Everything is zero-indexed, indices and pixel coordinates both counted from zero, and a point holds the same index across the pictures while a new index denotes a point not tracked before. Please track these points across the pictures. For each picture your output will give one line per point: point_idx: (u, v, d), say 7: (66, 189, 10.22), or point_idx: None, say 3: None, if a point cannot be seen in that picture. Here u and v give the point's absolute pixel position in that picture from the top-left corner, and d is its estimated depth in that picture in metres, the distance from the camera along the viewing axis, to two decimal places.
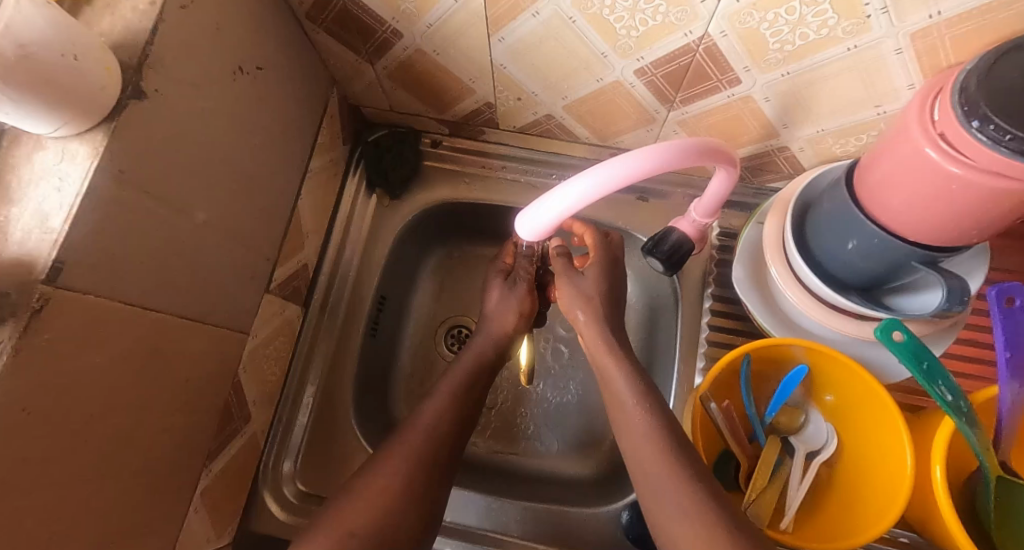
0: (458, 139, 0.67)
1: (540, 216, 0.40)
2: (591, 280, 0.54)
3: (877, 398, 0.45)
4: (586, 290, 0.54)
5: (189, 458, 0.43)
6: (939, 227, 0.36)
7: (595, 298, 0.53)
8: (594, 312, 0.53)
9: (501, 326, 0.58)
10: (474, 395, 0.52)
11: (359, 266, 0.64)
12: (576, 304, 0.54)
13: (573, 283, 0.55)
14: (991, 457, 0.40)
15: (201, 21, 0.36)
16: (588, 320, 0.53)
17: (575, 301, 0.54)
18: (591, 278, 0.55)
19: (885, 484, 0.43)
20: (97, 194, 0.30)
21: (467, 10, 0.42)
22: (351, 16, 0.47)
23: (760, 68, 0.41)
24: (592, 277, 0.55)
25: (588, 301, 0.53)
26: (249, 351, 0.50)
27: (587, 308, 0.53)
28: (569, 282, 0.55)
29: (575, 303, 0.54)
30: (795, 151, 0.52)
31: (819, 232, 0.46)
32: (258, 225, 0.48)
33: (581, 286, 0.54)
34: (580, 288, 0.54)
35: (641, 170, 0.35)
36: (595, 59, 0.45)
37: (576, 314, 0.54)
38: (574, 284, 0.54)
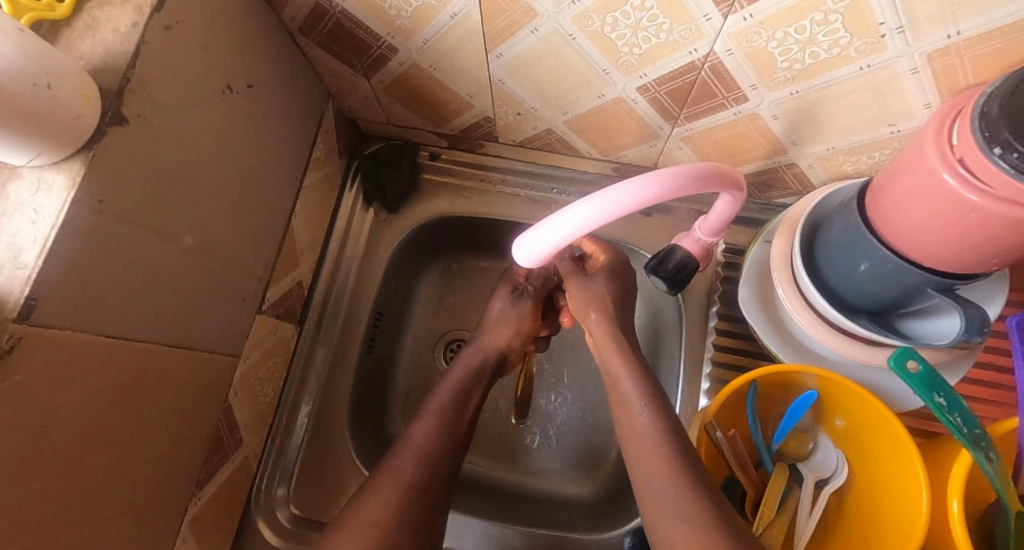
0: (457, 151, 0.66)
1: (539, 242, 0.38)
2: (602, 279, 0.52)
3: (890, 427, 0.43)
4: (596, 290, 0.52)
5: (177, 488, 0.42)
6: (956, 255, 0.35)
7: (606, 296, 0.51)
8: (605, 310, 0.50)
9: (495, 341, 0.56)
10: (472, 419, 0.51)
11: (356, 283, 0.63)
12: (588, 303, 0.51)
13: (582, 285, 0.53)
14: (1011, 492, 0.38)
15: (186, 41, 0.34)
16: (600, 319, 0.50)
17: (586, 300, 0.52)
18: (602, 276, 0.53)
19: (899, 518, 0.41)
20: (75, 226, 0.28)
21: (464, 26, 0.41)
22: (345, 30, 0.45)
23: (768, 86, 0.39)
24: (602, 277, 0.52)
25: (599, 299, 0.51)
26: (241, 375, 0.49)
27: (600, 307, 0.51)
28: (580, 284, 0.53)
29: (588, 303, 0.52)
30: (803, 168, 0.50)
31: (829, 255, 0.45)
32: (250, 245, 0.46)
33: (591, 285, 0.52)
34: (589, 286, 0.52)
35: (650, 193, 0.34)
36: (596, 76, 0.44)
37: (589, 314, 0.51)
38: (584, 284, 0.53)
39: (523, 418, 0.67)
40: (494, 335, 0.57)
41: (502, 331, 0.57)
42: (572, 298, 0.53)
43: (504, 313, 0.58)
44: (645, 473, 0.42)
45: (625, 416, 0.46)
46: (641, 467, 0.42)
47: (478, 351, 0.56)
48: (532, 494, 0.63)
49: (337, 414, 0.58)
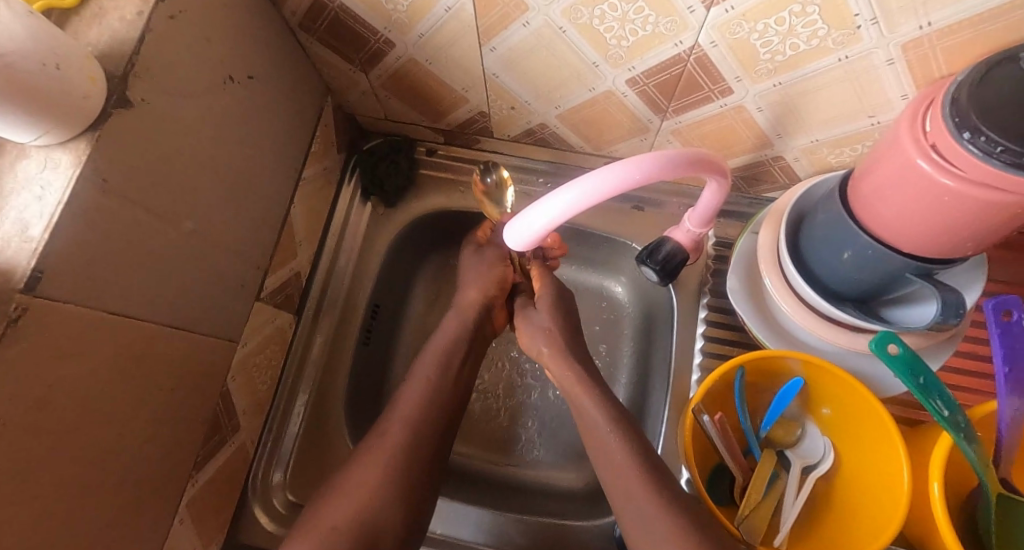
0: (453, 147, 0.67)
1: (529, 223, 0.39)
2: (545, 311, 0.56)
3: (874, 412, 0.44)
4: (543, 323, 0.56)
5: (174, 469, 0.42)
6: (932, 239, 0.36)
7: (552, 329, 0.55)
8: (555, 344, 0.54)
9: (471, 298, 0.57)
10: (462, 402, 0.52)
11: (353, 275, 0.64)
12: (537, 338, 0.55)
13: (530, 320, 0.56)
14: (991, 475, 0.39)
15: (189, 30, 0.36)
16: (552, 353, 0.54)
17: (534, 334, 0.55)
18: (546, 310, 0.56)
19: (883, 499, 0.42)
20: (80, 202, 0.29)
21: (457, 20, 0.42)
22: (343, 25, 0.47)
23: (752, 78, 0.41)
24: (546, 308, 0.56)
25: (547, 332, 0.55)
26: (239, 360, 0.49)
27: (549, 341, 0.54)
28: (527, 321, 0.57)
29: (535, 336, 0.55)
30: (790, 161, 0.51)
31: (813, 243, 0.46)
32: (249, 233, 0.48)
33: (537, 320, 0.56)
34: (535, 321, 0.55)
35: (656, 169, 0.35)
36: (586, 69, 0.45)
37: (541, 349, 0.55)
38: (529, 318, 0.56)
39: (518, 410, 0.68)
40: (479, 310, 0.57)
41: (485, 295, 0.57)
42: (521, 330, 0.57)
43: (481, 307, 0.57)
44: None
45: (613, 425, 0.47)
46: None
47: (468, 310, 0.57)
48: (525, 485, 0.64)
49: (333, 402, 0.59)
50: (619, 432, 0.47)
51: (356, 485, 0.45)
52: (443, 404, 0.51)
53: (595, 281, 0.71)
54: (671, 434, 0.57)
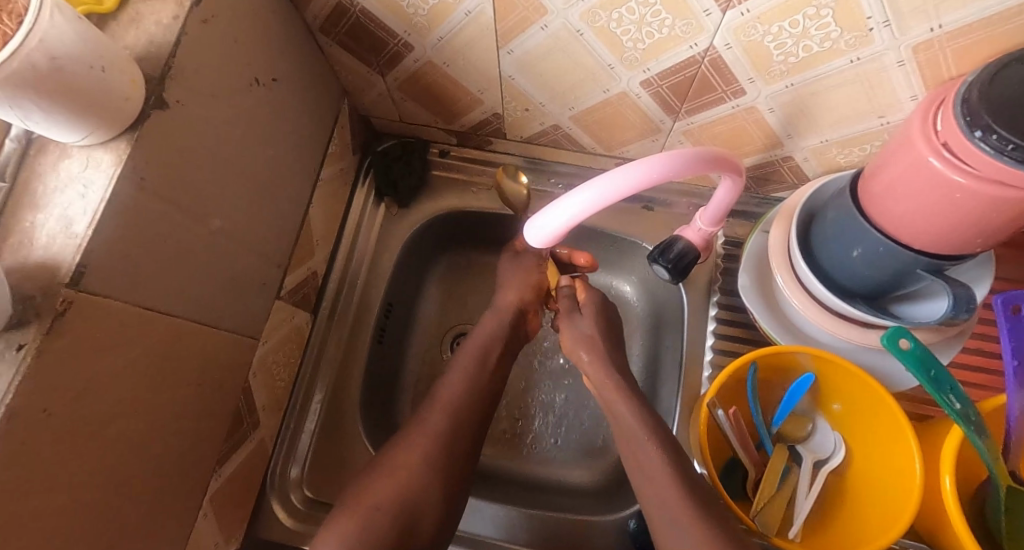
0: (466, 149, 0.68)
1: (548, 222, 0.40)
2: (590, 319, 0.57)
3: (885, 406, 0.45)
4: (585, 329, 0.56)
5: (200, 463, 0.43)
6: (943, 236, 0.37)
7: (594, 335, 0.56)
8: (598, 350, 0.55)
9: (509, 300, 0.58)
10: (479, 398, 0.53)
11: (368, 273, 0.65)
12: (579, 346, 0.55)
13: (574, 324, 0.57)
14: (1001, 467, 0.40)
15: (220, 34, 0.37)
16: (595, 358, 0.54)
17: (577, 341, 0.56)
18: (590, 317, 0.57)
19: (894, 492, 0.43)
20: (120, 200, 0.30)
21: (477, 24, 0.43)
22: (364, 28, 0.48)
23: (765, 79, 0.42)
24: (589, 315, 0.57)
25: (590, 340, 0.56)
26: (259, 357, 0.50)
27: (591, 348, 0.55)
28: (570, 324, 0.57)
29: (578, 345, 0.56)
30: (799, 161, 0.52)
31: (824, 241, 0.47)
32: (271, 232, 0.49)
33: (582, 326, 0.56)
34: (580, 328, 0.56)
35: (674, 168, 0.36)
36: (601, 71, 0.46)
37: (580, 357, 0.55)
38: (574, 324, 0.57)
39: (530, 408, 0.69)
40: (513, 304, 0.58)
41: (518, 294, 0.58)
42: (564, 338, 0.57)
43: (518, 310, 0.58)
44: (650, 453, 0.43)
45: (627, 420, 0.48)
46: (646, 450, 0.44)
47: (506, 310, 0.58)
48: (537, 482, 0.64)
49: (349, 400, 0.60)
50: (635, 427, 0.48)
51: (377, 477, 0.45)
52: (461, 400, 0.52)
53: (604, 281, 0.72)
54: (683, 430, 0.58)
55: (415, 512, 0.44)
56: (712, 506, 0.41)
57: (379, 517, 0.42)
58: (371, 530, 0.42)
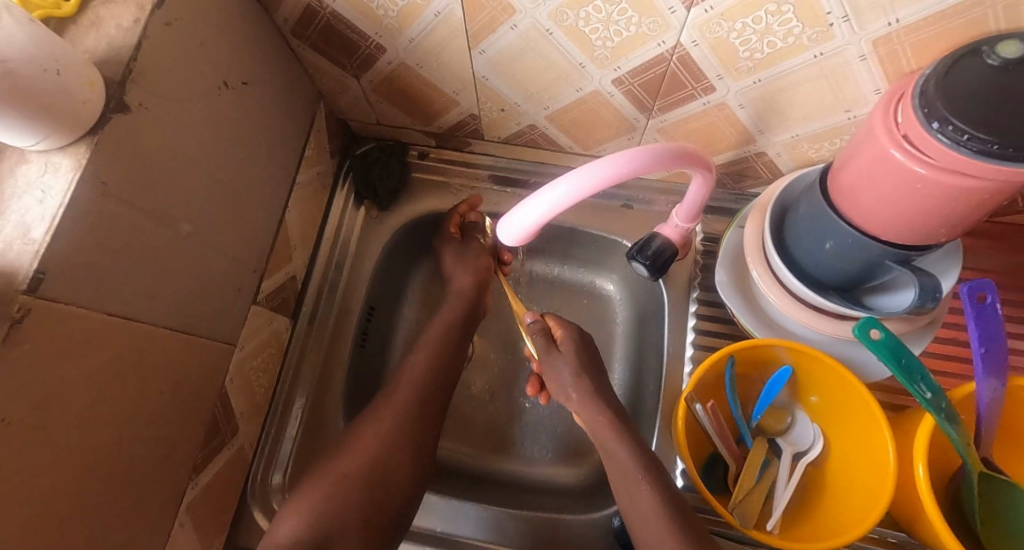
0: (445, 151, 0.68)
1: (522, 219, 0.40)
2: (571, 355, 0.56)
3: (859, 397, 0.45)
4: (568, 362, 0.56)
5: (175, 470, 0.43)
6: (909, 226, 0.38)
7: (580, 367, 0.55)
8: (584, 387, 0.54)
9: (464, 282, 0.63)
10: None
11: (349, 277, 0.65)
12: (567, 381, 0.55)
13: (559, 364, 0.56)
14: (973, 454, 0.41)
15: (185, 37, 0.37)
16: (583, 395, 0.54)
17: (568, 377, 0.55)
18: (570, 354, 0.56)
19: (870, 480, 0.43)
20: (80, 204, 0.30)
21: (447, 24, 0.43)
22: (335, 31, 0.48)
23: (733, 76, 0.42)
24: (569, 349, 0.57)
25: (575, 378, 0.55)
26: (237, 363, 0.50)
27: (578, 384, 0.55)
28: (554, 366, 0.56)
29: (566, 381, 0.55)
30: (772, 157, 0.53)
31: (797, 235, 0.47)
32: (245, 237, 0.48)
33: (562, 364, 0.56)
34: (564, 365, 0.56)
35: (647, 162, 0.36)
36: (573, 70, 0.46)
37: (572, 394, 0.55)
38: (555, 363, 0.56)
39: (515, 408, 0.69)
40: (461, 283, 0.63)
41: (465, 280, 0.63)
42: (556, 377, 0.56)
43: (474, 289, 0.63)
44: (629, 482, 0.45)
45: None
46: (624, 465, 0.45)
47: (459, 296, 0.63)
48: (523, 483, 0.64)
49: (331, 404, 0.59)
50: None
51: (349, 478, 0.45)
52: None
53: (586, 280, 0.73)
54: (665, 425, 0.58)
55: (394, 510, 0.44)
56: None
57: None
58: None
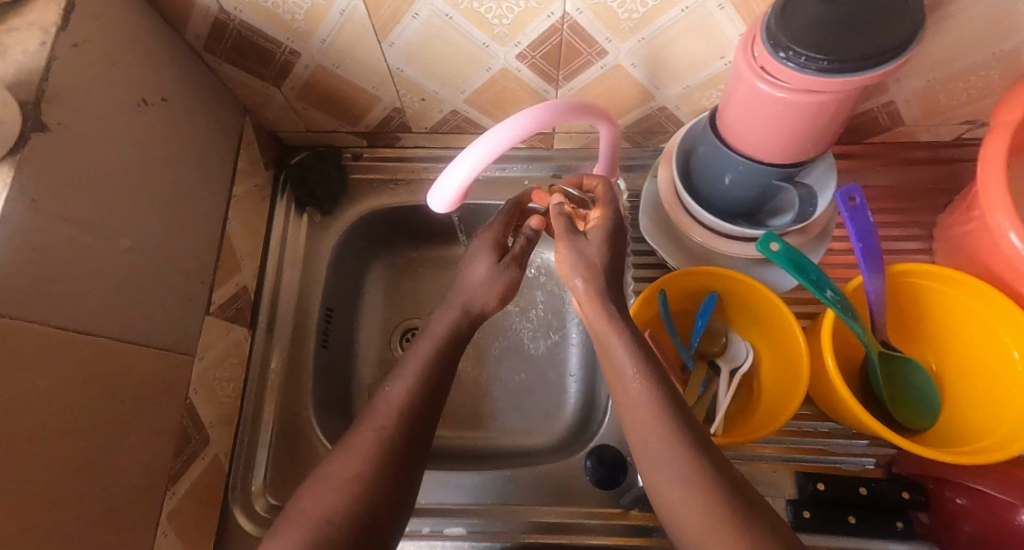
0: (378, 149, 0.71)
1: (446, 187, 0.42)
2: (596, 245, 0.46)
3: (773, 305, 0.51)
4: (588, 254, 0.46)
5: (148, 481, 0.43)
6: (786, 142, 0.44)
7: (598, 266, 0.45)
8: (595, 284, 0.44)
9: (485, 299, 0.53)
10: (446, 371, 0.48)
11: (301, 282, 0.66)
12: (576, 270, 0.45)
13: (572, 245, 0.46)
14: (872, 339, 0.48)
15: (94, 57, 0.38)
16: (587, 289, 0.45)
17: (574, 266, 0.45)
18: (595, 243, 0.46)
19: (791, 375, 0.49)
20: (12, 221, 0.31)
21: (353, 21, 0.46)
22: (248, 42, 0.50)
23: (619, 37, 0.47)
24: (596, 241, 0.46)
25: (591, 267, 0.45)
26: (198, 373, 0.51)
27: (588, 277, 0.45)
28: (567, 245, 0.47)
29: (577, 269, 0.45)
30: (672, 110, 0.58)
31: (701, 173, 0.53)
32: (188, 249, 0.49)
33: (584, 250, 0.46)
34: (582, 251, 0.45)
35: (551, 114, 0.40)
36: (478, 50, 0.50)
37: (575, 282, 0.45)
38: (578, 247, 0.46)
39: (483, 383, 0.72)
40: (472, 297, 0.52)
41: (480, 296, 0.53)
42: (558, 260, 0.47)
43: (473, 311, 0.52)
44: (641, 433, 0.40)
45: (623, 377, 0.42)
46: (638, 425, 0.41)
47: (456, 305, 0.52)
48: (500, 451, 0.68)
49: (302, 404, 0.61)
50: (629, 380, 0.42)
51: (345, 451, 0.41)
52: (433, 355, 0.48)
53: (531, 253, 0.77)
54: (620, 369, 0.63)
55: (386, 480, 0.40)
56: (692, 426, 0.40)
57: (355, 479, 0.39)
58: (354, 489, 0.38)
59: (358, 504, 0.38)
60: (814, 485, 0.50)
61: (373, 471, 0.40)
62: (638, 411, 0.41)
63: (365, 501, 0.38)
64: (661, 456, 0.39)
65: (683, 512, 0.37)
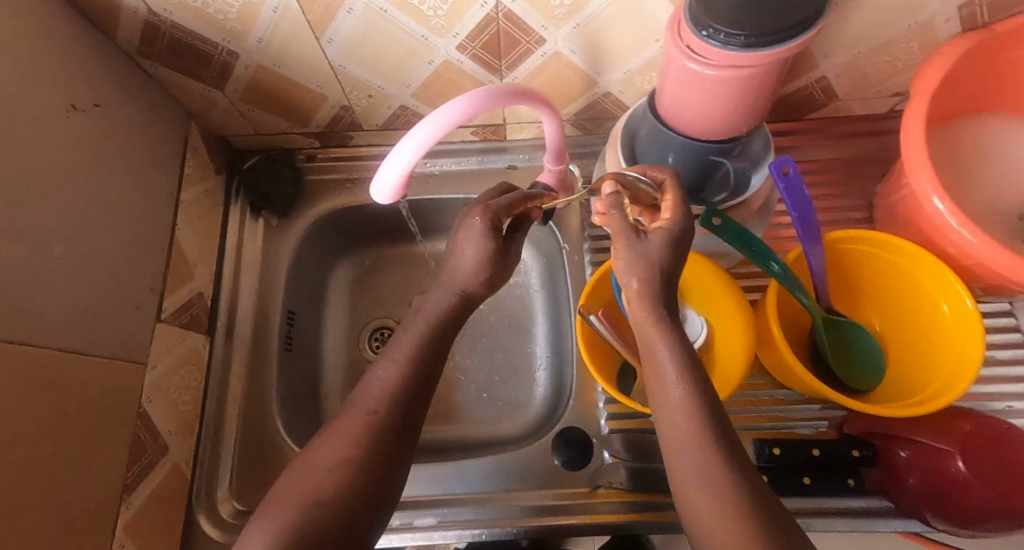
0: (331, 149, 0.71)
1: (385, 178, 0.42)
2: (659, 245, 0.36)
3: (719, 280, 0.54)
4: (651, 253, 0.36)
5: (102, 492, 0.43)
6: (722, 117, 0.45)
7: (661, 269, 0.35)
8: (650, 292, 0.35)
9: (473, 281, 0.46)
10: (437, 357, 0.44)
11: (261, 287, 0.65)
12: (633, 270, 0.35)
13: (632, 240, 0.36)
14: (815, 306, 0.50)
15: (12, 62, 0.37)
16: (640, 295, 0.35)
17: (630, 265, 0.36)
18: (661, 241, 0.36)
19: (738, 343, 0.52)
20: None
21: (288, 19, 0.46)
22: (183, 45, 0.49)
23: (554, 24, 0.48)
24: (661, 240, 0.36)
25: (653, 267, 0.35)
26: (151, 382, 0.50)
27: (646, 282, 0.35)
28: (627, 240, 0.36)
29: (632, 267, 0.36)
30: (616, 95, 0.59)
31: (645, 155, 0.54)
32: (132, 256, 0.49)
33: (647, 250, 0.36)
34: (642, 251, 0.35)
35: (487, 98, 0.41)
36: (418, 43, 0.50)
37: (628, 283, 0.36)
38: (639, 243, 0.36)
39: (452, 377, 0.72)
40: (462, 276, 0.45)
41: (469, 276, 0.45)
42: (612, 259, 0.38)
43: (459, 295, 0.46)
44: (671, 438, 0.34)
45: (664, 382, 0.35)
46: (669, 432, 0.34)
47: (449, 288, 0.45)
48: (472, 442, 0.68)
49: (266, 408, 0.60)
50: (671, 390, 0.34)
51: (328, 438, 0.38)
52: (425, 344, 0.43)
53: None
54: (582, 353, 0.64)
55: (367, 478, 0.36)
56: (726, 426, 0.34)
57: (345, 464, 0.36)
58: (344, 475, 0.36)
59: (349, 488, 0.35)
60: (770, 449, 0.52)
61: (365, 456, 0.37)
62: (676, 420, 0.34)
63: (356, 486, 0.36)
64: (692, 467, 0.33)
65: (710, 524, 0.31)
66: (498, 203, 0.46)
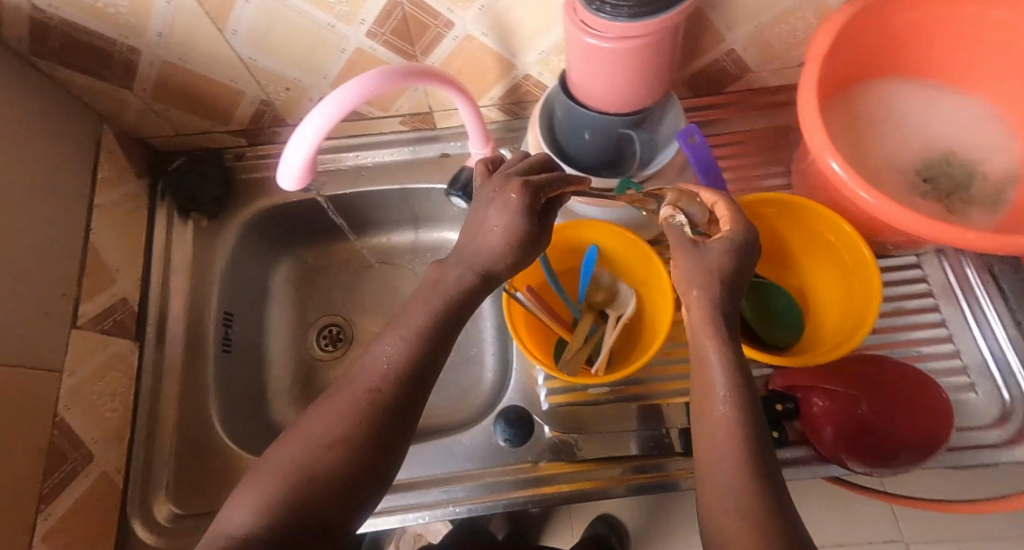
0: (260, 146, 0.69)
1: (290, 163, 0.41)
2: (716, 254, 0.36)
3: (642, 253, 0.55)
4: (709, 264, 0.36)
5: (13, 502, 0.41)
6: (626, 90, 0.46)
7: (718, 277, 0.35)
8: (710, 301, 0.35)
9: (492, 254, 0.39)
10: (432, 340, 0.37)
11: (195, 289, 0.64)
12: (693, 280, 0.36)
13: (690, 253, 0.37)
14: None
15: None
16: (700, 305, 0.35)
17: (690, 274, 0.36)
18: (719, 251, 0.36)
19: (660, 312, 0.54)
20: None
21: (184, 10, 0.45)
22: (77, 41, 0.48)
23: (459, 7, 0.48)
24: (721, 249, 0.36)
25: (709, 276, 0.35)
26: (68, 390, 0.49)
27: (705, 291, 0.35)
28: (686, 253, 0.37)
29: (691, 279, 0.36)
30: (536, 77, 0.60)
31: (563, 132, 0.55)
32: (35, 261, 0.47)
33: (703, 259, 0.36)
34: (703, 259, 0.36)
35: (389, 79, 0.41)
36: (326, 32, 0.50)
37: (689, 294, 0.36)
38: (699, 253, 0.36)
39: None
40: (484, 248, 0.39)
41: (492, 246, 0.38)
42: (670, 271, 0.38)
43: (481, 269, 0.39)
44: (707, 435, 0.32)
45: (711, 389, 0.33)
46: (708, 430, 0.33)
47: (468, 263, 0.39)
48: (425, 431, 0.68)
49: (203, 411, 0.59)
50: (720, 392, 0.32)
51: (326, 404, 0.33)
52: (438, 319, 0.36)
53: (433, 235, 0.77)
54: None
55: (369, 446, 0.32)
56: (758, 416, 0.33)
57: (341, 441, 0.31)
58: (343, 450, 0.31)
59: (348, 465, 0.31)
60: None
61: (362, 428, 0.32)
62: (718, 434, 0.32)
63: (355, 459, 0.31)
64: (723, 465, 0.31)
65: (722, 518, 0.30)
66: (537, 178, 0.39)
